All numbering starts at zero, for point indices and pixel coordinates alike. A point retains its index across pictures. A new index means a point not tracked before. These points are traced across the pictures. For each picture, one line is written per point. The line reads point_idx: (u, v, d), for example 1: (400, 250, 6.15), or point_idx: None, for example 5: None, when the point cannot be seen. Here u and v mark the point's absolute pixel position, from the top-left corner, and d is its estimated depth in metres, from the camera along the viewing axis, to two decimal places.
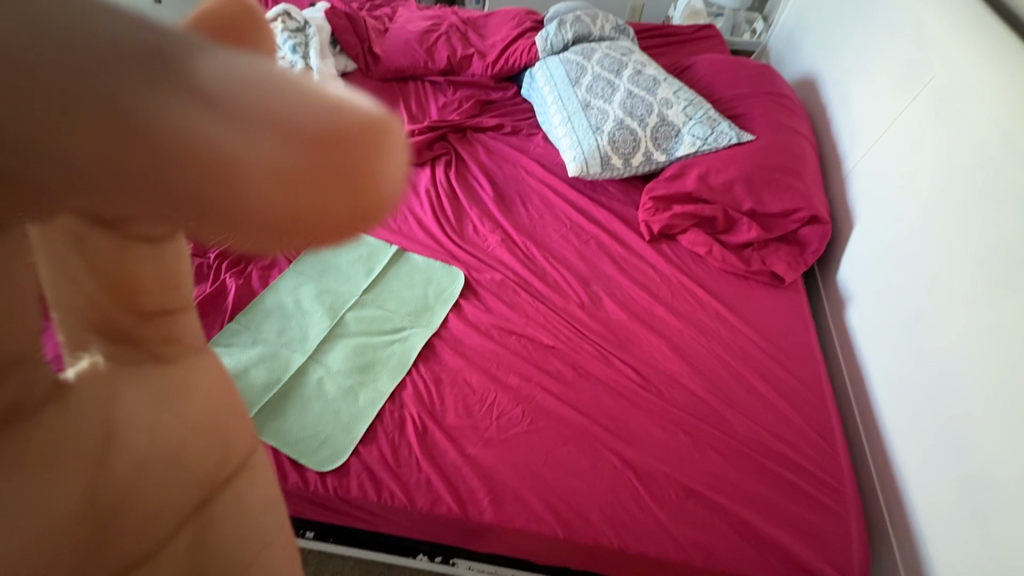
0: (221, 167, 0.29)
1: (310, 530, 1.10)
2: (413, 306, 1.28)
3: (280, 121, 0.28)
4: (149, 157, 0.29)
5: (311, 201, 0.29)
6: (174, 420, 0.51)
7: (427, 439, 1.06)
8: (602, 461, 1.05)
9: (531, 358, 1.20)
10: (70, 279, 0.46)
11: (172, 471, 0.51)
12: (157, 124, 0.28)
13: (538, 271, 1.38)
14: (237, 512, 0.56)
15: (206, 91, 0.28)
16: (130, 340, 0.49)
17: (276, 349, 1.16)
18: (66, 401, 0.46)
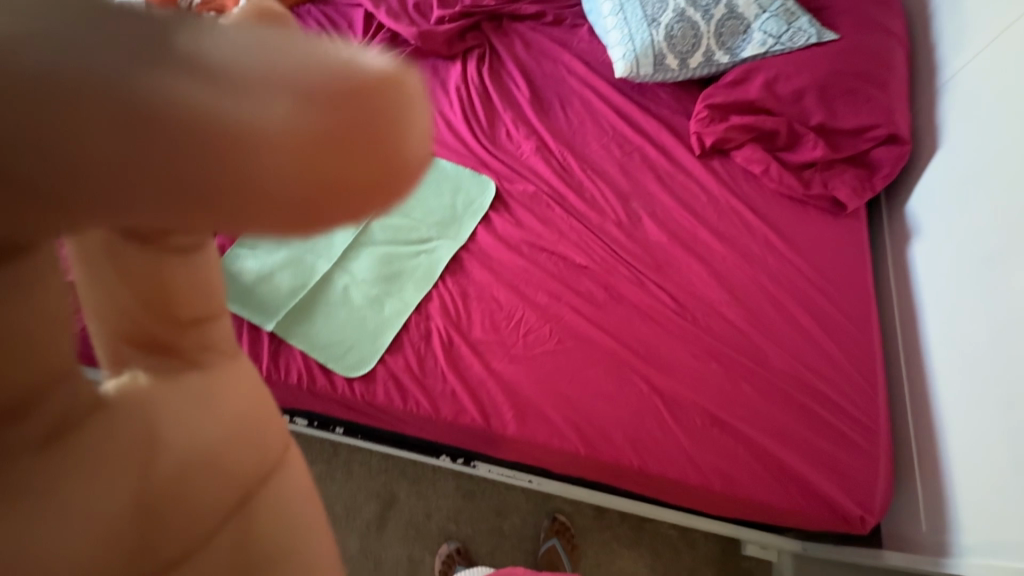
0: (236, 144, 0.26)
1: (339, 426, 1.14)
2: (440, 216, 1.21)
3: (299, 79, 0.26)
4: (153, 142, 0.27)
5: (330, 172, 0.27)
6: (207, 422, 0.44)
7: (453, 352, 1.05)
8: (629, 385, 1.03)
9: (562, 278, 1.15)
10: (103, 294, 0.42)
11: (217, 474, 0.45)
12: (162, 101, 0.26)
13: (575, 185, 1.28)
14: (276, 511, 0.49)
15: (212, 65, 0.26)
16: (162, 348, 0.44)
17: (300, 254, 1.13)
18: (100, 420, 0.39)
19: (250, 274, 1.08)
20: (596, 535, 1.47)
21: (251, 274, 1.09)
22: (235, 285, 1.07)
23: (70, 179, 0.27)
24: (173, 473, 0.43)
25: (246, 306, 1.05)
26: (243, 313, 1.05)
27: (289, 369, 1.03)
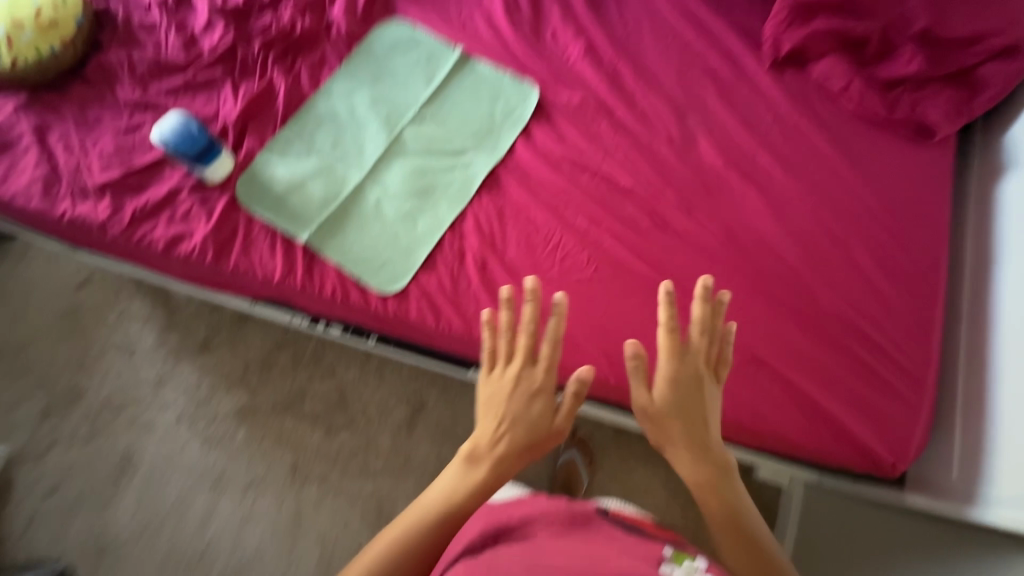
0: (498, 404, 0.77)
1: (372, 335, 1.16)
2: (477, 127, 1.13)
3: (486, 398, 0.78)
4: (496, 414, 0.76)
5: (482, 414, 0.77)
6: (489, 399, 0.78)
7: (487, 273, 1.03)
8: (666, 317, 1.00)
9: (604, 201, 1.08)
10: (521, 423, 0.76)
11: (493, 402, 0.77)
12: (496, 438, 0.75)
13: (626, 96, 1.15)
14: (497, 386, 0.79)
15: (480, 456, 0.73)
16: (481, 455, 0.74)
17: (331, 163, 1.10)
18: (519, 405, 0.77)
19: (283, 182, 1.08)
20: (614, 451, 1.53)
21: (283, 182, 1.08)
22: (268, 193, 1.07)
23: (512, 438, 0.75)
24: (518, 409, 0.76)
25: (281, 217, 1.06)
26: (278, 223, 1.05)
27: (323, 282, 1.03)
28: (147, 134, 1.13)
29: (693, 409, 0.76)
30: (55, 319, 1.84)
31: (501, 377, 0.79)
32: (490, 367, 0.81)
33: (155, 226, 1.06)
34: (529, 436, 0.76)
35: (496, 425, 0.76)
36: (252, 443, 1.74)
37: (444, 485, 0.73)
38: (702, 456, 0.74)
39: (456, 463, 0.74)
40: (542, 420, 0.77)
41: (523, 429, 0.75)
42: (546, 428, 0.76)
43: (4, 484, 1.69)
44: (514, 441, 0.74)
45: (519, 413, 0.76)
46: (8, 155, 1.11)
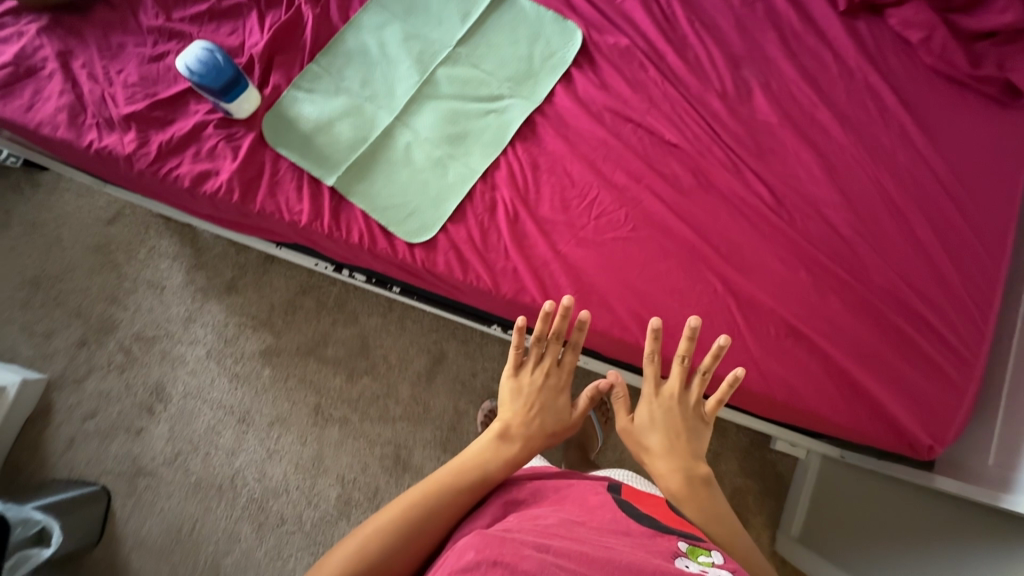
0: (527, 394, 0.89)
1: (396, 285, 1.16)
2: (514, 70, 1.06)
3: (515, 388, 0.90)
4: (525, 402, 0.88)
5: (511, 401, 0.89)
6: (517, 389, 0.90)
7: (518, 227, 0.99)
8: (704, 283, 0.96)
9: (645, 156, 1.02)
10: (548, 412, 0.88)
11: (521, 391, 0.90)
12: (528, 422, 0.86)
13: (677, 41, 1.06)
14: (526, 379, 0.91)
15: (514, 434, 0.84)
16: (515, 433, 0.84)
17: (359, 103, 1.05)
18: (548, 399, 0.90)
19: (310, 121, 1.04)
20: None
21: (311, 122, 1.04)
22: (296, 133, 1.03)
23: (541, 425, 0.86)
24: (546, 401, 0.90)
25: (308, 159, 1.02)
26: (306, 165, 1.02)
27: (351, 229, 1.00)
28: (171, 64, 1.08)
29: (680, 426, 0.86)
30: (87, 252, 1.86)
31: (529, 372, 0.92)
32: (517, 364, 0.93)
33: (181, 162, 1.03)
34: (553, 426, 0.88)
35: (526, 411, 0.87)
36: (276, 383, 1.79)
37: (474, 454, 0.80)
38: (682, 465, 0.82)
39: (490, 436, 0.83)
40: (564, 412, 0.90)
41: (550, 419, 0.88)
42: (564, 420, 0.90)
43: (45, 407, 1.78)
44: (541, 427, 0.86)
45: (546, 404, 0.89)
46: (32, 81, 1.08)
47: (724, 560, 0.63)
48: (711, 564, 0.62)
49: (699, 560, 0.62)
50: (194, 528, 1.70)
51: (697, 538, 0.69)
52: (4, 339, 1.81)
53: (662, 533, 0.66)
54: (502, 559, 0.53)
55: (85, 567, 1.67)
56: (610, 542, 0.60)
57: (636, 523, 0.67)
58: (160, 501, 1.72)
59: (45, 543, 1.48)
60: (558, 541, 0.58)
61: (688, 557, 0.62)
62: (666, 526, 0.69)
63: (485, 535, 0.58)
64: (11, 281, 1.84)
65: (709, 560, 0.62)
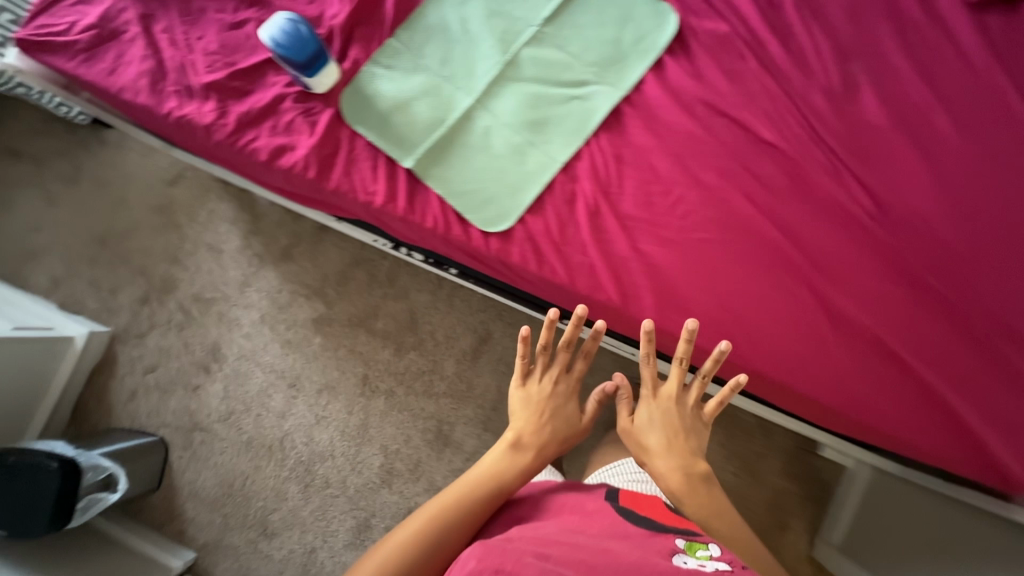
0: (536, 401, 0.97)
1: (453, 268, 1.14)
2: (601, 53, 1.01)
3: (524, 396, 0.98)
4: (534, 410, 0.96)
5: (519, 410, 0.96)
6: (525, 397, 0.98)
7: (598, 222, 0.96)
8: (791, 292, 0.92)
9: (737, 153, 0.96)
10: (559, 420, 0.96)
11: (529, 399, 0.97)
12: (539, 429, 0.93)
13: (781, 31, 0.98)
14: (532, 387, 0.99)
15: (525, 443, 0.91)
16: (527, 442, 0.91)
17: (438, 82, 1.02)
18: (558, 406, 0.98)
19: (387, 99, 1.01)
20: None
21: (389, 100, 1.01)
22: (373, 110, 1.01)
23: (551, 431, 0.94)
24: (554, 407, 0.97)
25: (385, 139, 1.00)
26: (383, 145, 1.00)
27: (425, 213, 0.99)
28: (251, 33, 1.06)
29: (680, 427, 0.91)
30: (150, 212, 1.91)
31: (537, 380, 1.00)
32: (524, 373, 1.00)
33: (259, 136, 1.02)
34: (564, 432, 0.97)
35: (537, 420, 0.95)
36: (326, 352, 1.83)
37: (487, 465, 0.87)
38: (683, 464, 0.88)
39: (503, 447, 0.91)
40: (573, 418, 0.99)
41: (559, 426, 0.96)
42: (573, 426, 0.98)
43: (111, 358, 1.87)
44: (552, 434, 0.94)
45: (555, 411, 0.97)
46: (115, 45, 1.07)
47: (720, 552, 0.68)
48: (708, 557, 0.67)
49: (696, 555, 0.68)
50: (245, 484, 1.78)
51: (693, 533, 0.74)
52: (74, 292, 1.89)
53: (659, 532, 0.72)
54: (503, 567, 0.56)
55: (146, 510, 1.80)
56: (608, 545, 0.65)
57: (634, 525, 0.72)
58: (214, 455, 1.80)
59: (112, 488, 1.58)
60: (554, 550, 0.62)
61: (685, 553, 0.67)
62: (663, 526, 0.75)
63: (486, 545, 0.62)
64: (80, 236, 1.92)
65: (706, 554, 0.68)
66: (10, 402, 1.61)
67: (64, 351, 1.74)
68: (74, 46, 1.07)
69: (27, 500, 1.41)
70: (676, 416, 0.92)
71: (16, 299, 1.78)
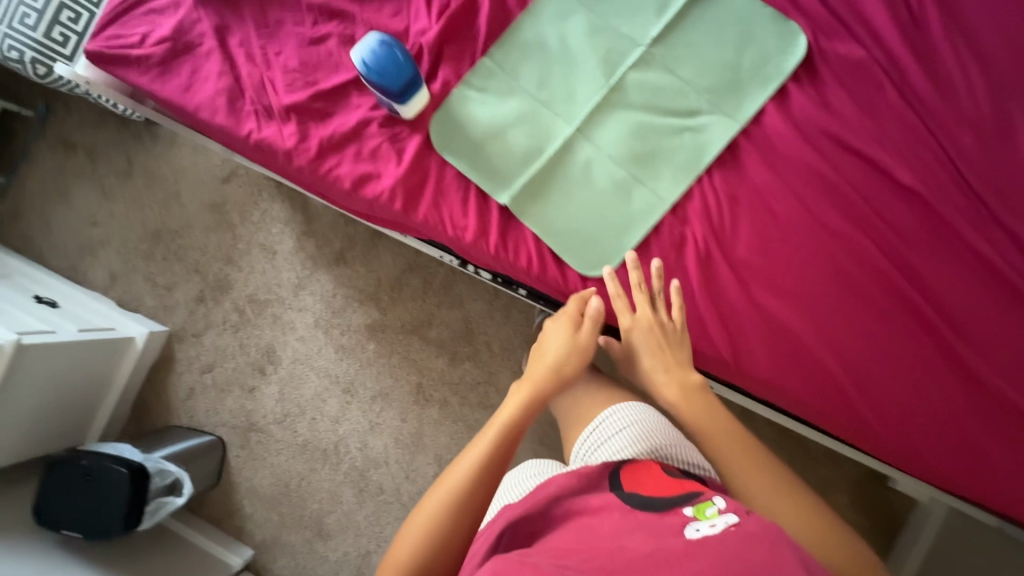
0: (542, 348, 0.86)
1: (524, 289, 1.11)
2: (716, 78, 0.91)
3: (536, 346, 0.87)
4: (539, 354, 0.85)
5: (534, 357, 0.86)
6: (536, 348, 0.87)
7: (709, 269, 0.88)
8: (927, 355, 0.84)
9: (868, 197, 0.87)
10: (564, 359, 0.83)
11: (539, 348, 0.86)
12: (540, 370, 0.82)
13: (927, 56, 0.87)
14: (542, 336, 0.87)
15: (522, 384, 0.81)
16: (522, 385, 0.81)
17: (535, 108, 0.94)
18: (567, 345, 0.84)
19: (480, 126, 0.94)
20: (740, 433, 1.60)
21: (482, 126, 0.94)
22: (465, 138, 0.94)
23: (554, 371, 0.82)
24: (558, 346, 0.84)
25: (478, 170, 0.93)
26: (475, 177, 0.93)
27: (519, 252, 0.93)
28: (333, 49, 0.99)
29: (666, 342, 0.82)
30: (204, 210, 1.88)
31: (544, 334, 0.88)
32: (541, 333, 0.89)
33: (342, 162, 0.96)
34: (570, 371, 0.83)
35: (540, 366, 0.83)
36: (380, 358, 1.80)
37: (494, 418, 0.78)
38: (676, 376, 0.80)
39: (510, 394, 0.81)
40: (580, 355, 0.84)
41: (565, 364, 0.83)
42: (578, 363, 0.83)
43: (168, 356, 1.88)
44: (553, 373, 0.82)
45: (557, 351, 0.84)
46: (190, 59, 1.02)
47: (728, 503, 0.57)
48: (720, 513, 0.55)
49: (706, 515, 0.55)
50: (301, 486, 1.80)
51: (696, 491, 0.61)
52: (131, 289, 1.90)
53: (665, 508, 0.58)
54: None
55: (206, 506, 1.83)
56: (624, 542, 0.53)
57: (639, 512, 0.58)
58: (270, 456, 1.82)
59: (177, 492, 1.60)
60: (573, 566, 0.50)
61: (696, 519, 0.55)
62: (663, 501, 0.60)
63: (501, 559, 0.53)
64: (136, 232, 1.90)
65: (716, 510, 0.56)
66: (74, 400, 1.63)
67: (125, 350, 1.75)
68: (149, 59, 1.02)
69: (99, 501, 1.43)
70: (662, 333, 0.83)
71: (77, 296, 1.79)
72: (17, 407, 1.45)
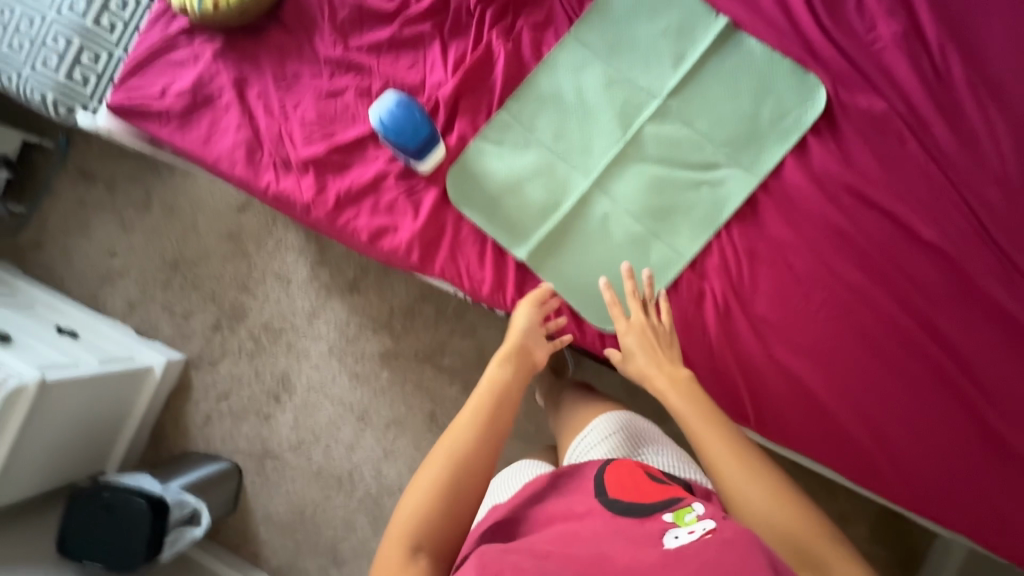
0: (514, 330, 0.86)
1: None
2: (734, 131, 0.91)
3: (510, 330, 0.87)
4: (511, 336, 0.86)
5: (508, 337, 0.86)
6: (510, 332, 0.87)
7: (728, 325, 0.88)
8: (949, 415, 0.83)
9: (890, 253, 0.85)
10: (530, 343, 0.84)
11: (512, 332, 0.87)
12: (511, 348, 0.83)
13: (951, 109, 0.86)
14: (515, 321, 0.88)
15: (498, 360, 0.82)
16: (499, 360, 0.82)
17: (551, 161, 0.94)
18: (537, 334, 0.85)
19: (497, 181, 0.94)
20: None
21: (499, 179, 0.95)
22: (482, 191, 0.95)
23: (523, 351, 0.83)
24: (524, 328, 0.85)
25: (496, 224, 0.94)
26: (492, 231, 0.94)
27: None
28: (350, 102, 1.00)
29: (660, 344, 0.82)
30: (219, 238, 1.90)
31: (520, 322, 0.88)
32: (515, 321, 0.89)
33: (359, 215, 0.97)
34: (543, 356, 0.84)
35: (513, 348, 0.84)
36: (394, 386, 1.81)
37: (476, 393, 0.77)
38: (665, 372, 0.79)
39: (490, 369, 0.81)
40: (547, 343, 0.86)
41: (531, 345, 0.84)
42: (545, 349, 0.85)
43: (185, 383, 1.91)
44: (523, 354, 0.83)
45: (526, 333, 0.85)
46: (209, 111, 1.03)
47: (709, 510, 0.56)
48: (699, 520, 0.55)
49: (686, 522, 0.55)
50: (316, 513, 1.81)
51: (679, 499, 0.60)
52: (149, 316, 1.93)
53: (646, 514, 0.58)
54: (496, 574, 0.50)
55: (222, 532, 1.85)
56: (603, 546, 0.53)
57: (620, 517, 0.58)
58: (286, 483, 1.83)
59: (195, 522, 1.63)
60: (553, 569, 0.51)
61: (676, 526, 0.55)
62: (644, 507, 0.59)
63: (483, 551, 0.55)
64: (153, 261, 1.93)
65: (696, 517, 0.55)
66: (94, 431, 1.66)
67: (143, 379, 1.77)
68: (169, 113, 1.03)
69: (120, 534, 1.45)
70: (654, 335, 0.83)
71: (95, 325, 1.82)
72: (39, 442, 1.47)
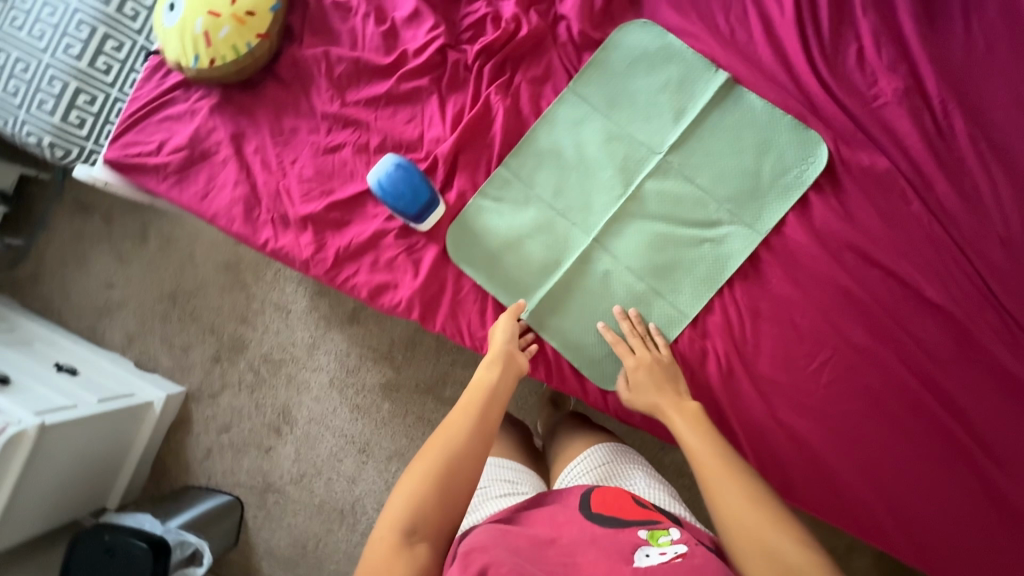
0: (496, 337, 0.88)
1: None
2: (735, 187, 0.90)
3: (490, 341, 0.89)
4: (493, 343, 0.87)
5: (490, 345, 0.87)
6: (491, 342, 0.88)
7: (731, 384, 0.87)
8: (959, 477, 0.82)
9: (894, 312, 0.85)
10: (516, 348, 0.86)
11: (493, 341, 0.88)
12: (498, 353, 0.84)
13: (953, 166, 0.85)
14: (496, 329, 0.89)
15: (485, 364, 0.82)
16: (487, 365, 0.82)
17: (552, 217, 0.93)
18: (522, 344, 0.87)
19: (497, 237, 0.93)
20: None
21: (499, 236, 0.94)
22: (482, 248, 0.94)
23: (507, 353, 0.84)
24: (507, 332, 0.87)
25: (496, 282, 0.93)
26: (493, 289, 0.94)
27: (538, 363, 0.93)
28: (348, 158, 0.99)
29: (667, 377, 0.83)
30: (218, 271, 1.90)
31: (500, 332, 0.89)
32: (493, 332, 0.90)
33: (359, 271, 0.96)
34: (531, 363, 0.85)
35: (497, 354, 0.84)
36: (395, 419, 1.80)
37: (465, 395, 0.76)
38: (670, 398, 0.80)
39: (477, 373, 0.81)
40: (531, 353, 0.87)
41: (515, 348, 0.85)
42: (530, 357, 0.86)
43: (186, 416, 1.90)
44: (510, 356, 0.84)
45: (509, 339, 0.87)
46: (206, 166, 1.02)
47: (682, 535, 0.62)
48: (671, 543, 0.61)
49: (659, 543, 0.61)
50: (319, 547, 1.80)
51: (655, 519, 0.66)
52: (148, 349, 1.92)
53: (623, 528, 0.64)
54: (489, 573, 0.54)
55: (225, 565, 1.85)
56: (576, 558, 0.59)
57: (598, 527, 0.63)
58: (287, 517, 1.82)
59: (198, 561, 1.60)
60: (535, 569, 0.56)
61: (649, 544, 0.61)
62: (623, 522, 0.65)
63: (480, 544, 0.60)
64: (152, 294, 1.93)
65: (669, 540, 0.61)
66: (95, 469, 1.65)
67: (143, 415, 1.76)
68: (166, 168, 1.02)
69: None
70: (660, 368, 0.84)
71: (94, 360, 1.81)
72: (41, 484, 1.47)
